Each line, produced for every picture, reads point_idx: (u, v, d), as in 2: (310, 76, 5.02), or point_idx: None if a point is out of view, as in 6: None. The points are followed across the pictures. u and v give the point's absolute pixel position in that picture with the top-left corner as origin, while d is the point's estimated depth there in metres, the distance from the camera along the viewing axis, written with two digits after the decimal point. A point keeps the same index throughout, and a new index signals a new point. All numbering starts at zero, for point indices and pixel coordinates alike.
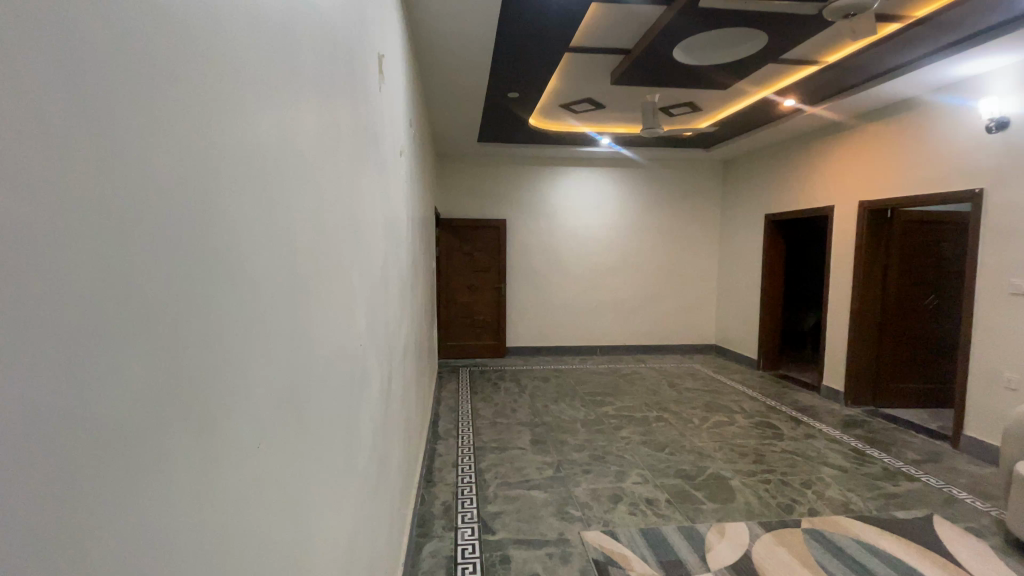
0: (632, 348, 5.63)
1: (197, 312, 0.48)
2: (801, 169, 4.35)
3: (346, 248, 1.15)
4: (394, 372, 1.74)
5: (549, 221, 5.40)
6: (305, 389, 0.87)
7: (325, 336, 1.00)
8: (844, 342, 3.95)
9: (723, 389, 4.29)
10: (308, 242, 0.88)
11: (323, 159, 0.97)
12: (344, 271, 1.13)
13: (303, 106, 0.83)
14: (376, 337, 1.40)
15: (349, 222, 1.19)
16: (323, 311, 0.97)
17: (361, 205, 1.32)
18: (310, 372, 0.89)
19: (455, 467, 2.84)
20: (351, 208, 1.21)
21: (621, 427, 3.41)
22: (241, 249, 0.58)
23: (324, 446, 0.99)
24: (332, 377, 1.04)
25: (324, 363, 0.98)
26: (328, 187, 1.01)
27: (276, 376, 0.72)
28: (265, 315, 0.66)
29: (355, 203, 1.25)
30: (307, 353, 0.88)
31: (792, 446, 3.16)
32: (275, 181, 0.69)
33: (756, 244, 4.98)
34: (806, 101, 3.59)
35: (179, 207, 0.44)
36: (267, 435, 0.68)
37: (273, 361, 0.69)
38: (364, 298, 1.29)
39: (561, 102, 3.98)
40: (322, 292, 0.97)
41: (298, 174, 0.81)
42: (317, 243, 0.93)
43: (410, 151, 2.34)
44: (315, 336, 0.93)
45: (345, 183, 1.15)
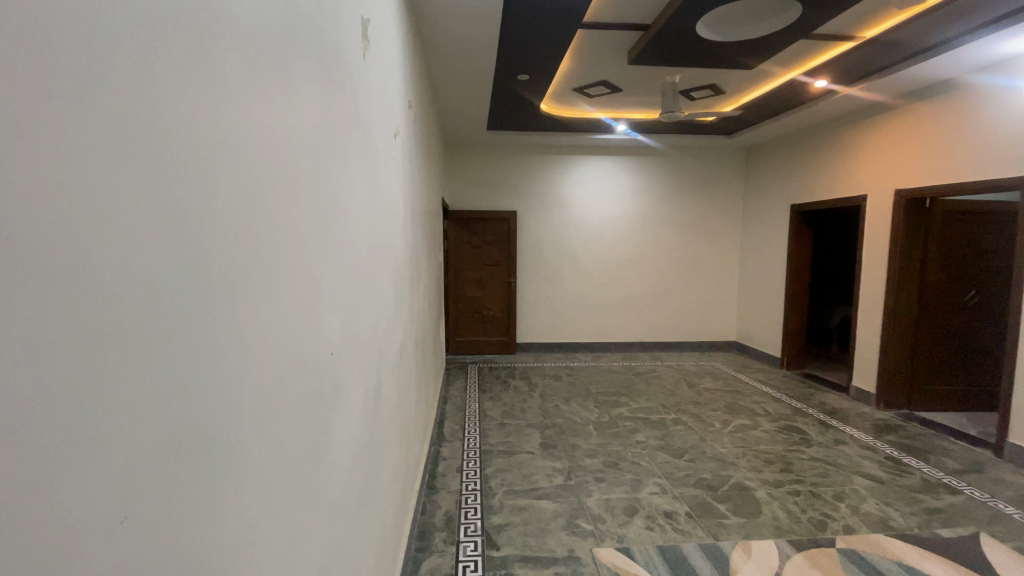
0: (648, 345, 5.42)
1: (56, 325, 0.32)
2: (830, 157, 4.09)
3: (321, 238, 0.98)
4: (384, 378, 1.56)
5: (562, 213, 5.20)
6: (266, 408, 0.70)
7: (293, 342, 0.83)
8: (876, 341, 3.71)
9: (744, 389, 4.07)
10: (272, 235, 0.72)
11: (291, 129, 0.80)
12: (318, 265, 0.96)
13: (259, 60, 0.66)
14: (356, 339, 1.23)
15: (326, 209, 1.02)
16: (289, 313, 0.80)
17: (342, 192, 1.15)
18: (272, 390, 0.73)
19: (460, 473, 2.67)
20: (328, 192, 1.03)
21: (637, 430, 3.22)
22: (145, 230, 0.41)
23: (292, 471, 0.82)
24: (302, 391, 0.87)
25: (290, 375, 0.81)
26: (300, 165, 0.84)
27: (221, 399, 0.55)
28: (192, 322, 0.49)
29: (334, 187, 1.08)
30: (268, 365, 0.70)
31: (821, 453, 2.94)
32: (212, 148, 0.52)
33: (781, 237, 4.73)
34: (838, 82, 3.34)
35: (29, 167, 0.29)
36: (203, 476, 0.52)
37: (210, 380, 0.53)
38: (341, 296, 1.11)
39: (574, 86, 3.77)
40: (289, 290, 0.80)
41: (252, 144, 0.63)
42: (283, 233, 0.77)
43: (407, 135, 2.16)
44: (280, 344, 0.76)
45: (321, 162, 0.98)
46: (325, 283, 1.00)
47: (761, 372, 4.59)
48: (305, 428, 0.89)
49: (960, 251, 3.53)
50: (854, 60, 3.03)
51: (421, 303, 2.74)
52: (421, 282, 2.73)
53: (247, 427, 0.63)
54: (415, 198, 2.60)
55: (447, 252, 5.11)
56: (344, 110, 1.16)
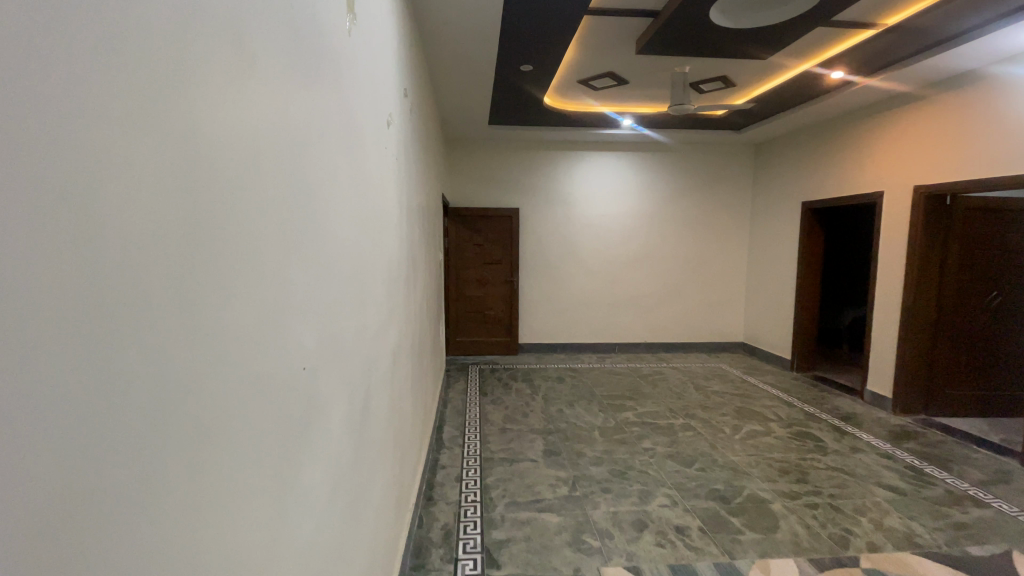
0: (654, 346, 5.29)
1: None
2: (845, 152, 3.94)
3: (297, 234, 0.84)
4: (373, 388, 1.43)
5: (565, 210, 5.06)
6: (226, 439, 0.57)
7: (265, 357, 0.69)
8: (892, 343, 3.57)
9: (755, 393, 3.93)
10: (237, 232, 0.60)
11: (257, 103, 0.66)
12: (293, 265, 0.82)
13: (212, 11, 0.52)
14: (338, 348, 1.09)
15: (304, 201, 0.88)
16: (259, 323, 0.66)
17: (324, 183, 1.01)
18: (235, 418, 0.59)
19: (459, 483, 2.54)
20: (307, 181, 0.89)
21: (644, 437, 3.08)
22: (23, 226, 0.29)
23: (266, 513, 0.69)
24: (274, 411, 0.73)
25: (261, 396, 0.67)
26: (269, 146, 0.70)
27: (142, 442, 0.42)
28: (92, 343, 0.36)
29: (315, 174, 0.94)
30: (229, 390, 0.57)
31: (838, 462, 2.81)
32: (127, 108, 0.39)
33: (792, 236, 4.58)
34: (856, 73, 3.19)
35: None
36: (116, 552, 0.38)
37: (122, 420, 0.39)
38: (321, 300, 0.98)
39: (579, 78, 3.63)
40: (257, 293, 0.66)
41: (197, 113, 0.50)
42: (253, 228, 0.64)
43: (401, 124, 2.02)
44: (246, 360, 0.62)
45: (298, 146, 0.84)
46: (302, 287, 0.87)
47: (771, 374, 4.45)
48: (280, 455, 0.75)
49: (981, 250, 3.39)
50: (875, 50, 2.88)
51: (419, 304, 2.60)
52: (419, 283, 2.60)
53: (191, 470, 0.49)
54: (412, 193, 2.46)
55: (447, 251, 4.98)
56: (325, 91, 1.02)
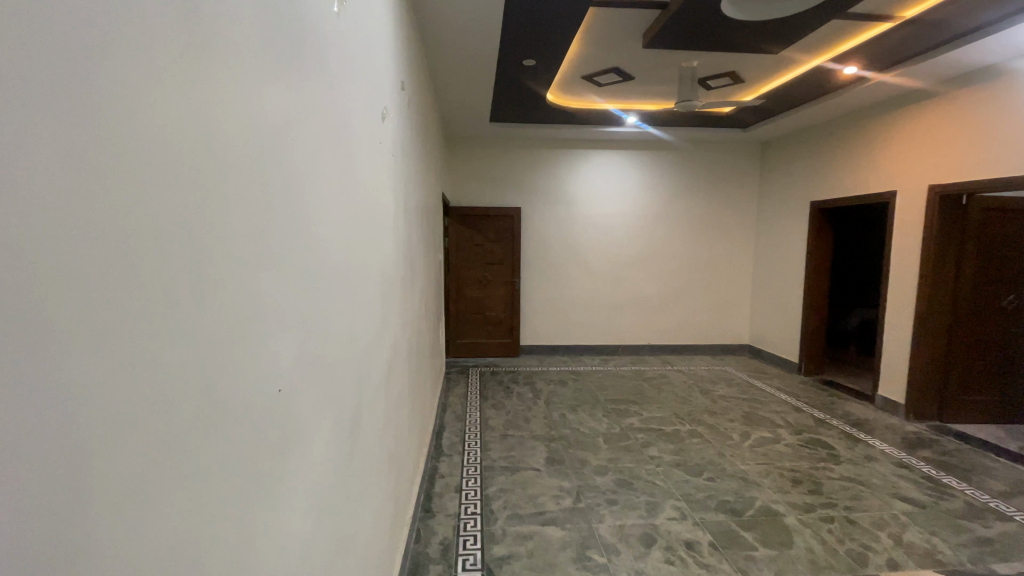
0: (658, 349, 5.19)
1: None
2: (856, 150, 3.83)
3: (276, 236, 0.74)
4: (364, 401, 1.33)
5: (568, 209, 4.96)
6: (175, 485, 0.47)
7: (234, 379, 0.59)
8: (905, 347, 3.46)
9: (762, 397, 3.83)
10: (196, 236, 0.50)
11: (222, 82, 0.55)
12: (271, 271, 0.72)
13: None
14: (324, 361, 0.99)
15: (286, 198, 0.78)
16: (225, 341, 0.56)
17: (310, 178, 0.91)
18: (188, 459, 0.49)
19: (459, 493, 2.44)
20: (289, 176, 0.79)
21: (650, 444, 2.98)
22: None
23: (234, 561, 0.59)
24: (246, 440, 0.63)
25: (228, 426, 0.58)
26: (239, 134, 0.60)
27: (53, 506, 0.33)
28: None
29: (299, 168, 0.84)
30: (177, 424, 0.47)
31: (852, 472, 2.70)
32: (17, 75, 0.29)
33: (800, 236, 4.48)
34: (870, 67, 3.09)
35: None
36: None
37: (11, 488, 0.29)
38: (305, 309, 0.88)
39: (583, 74, 3.53)
40: (222, 305, 0.56)
41: (126, 86, 0.40)
42: (218, 232, 0.55)
43: (398, 118, 1.92)
44: (205, 386, 0.52)
45: (278, 136, 0.74)
46: (282, 296, 0.77)
47: (778, 378, 4.35)
48: (254, 490, 0.66)
49: (998, 251, 3.29)
50: (891, 44, 2.78)
51: (417, 306, 2.50)
52: (417, 285, 2.50)
53: (117, 533, 0.39)
54: (410, 191, 2.36)
55: (447, 251, 4.88)
56: (312, 77, 0.92)
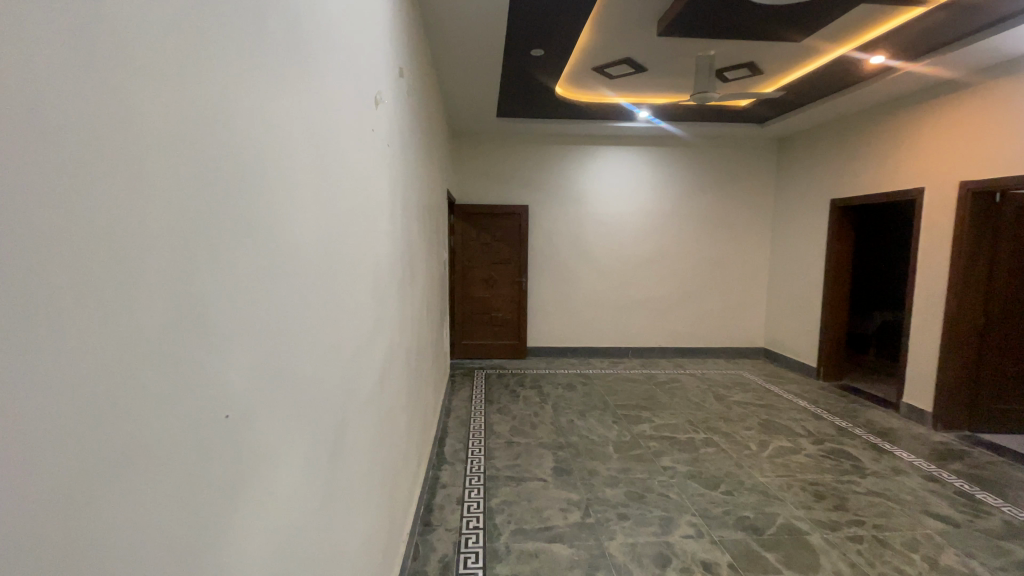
0: (669, 351, 5.03)
1: None
2: (881, 145, 3.66)
3: (223, 225, 0.60)
4: (349, 416, 1.19)
5: (577, 207, 4.82)
6: (24, 571, 0.33)
7: (141, 411, 0.45)
8: (933, 353, 3.29)
9: (780, 404, 3.67)
10: (98, 232, 0.39)
11: (126, 25, 0.43)
12: (216, 270, 0.58)
13: None
14: (291, 375, 0.85)
15: (238, 181, 0.63)
16: (122, 360, 0.42)
17: (274, 160, 0.76)
18: (49, 531, 0.35)
19: (460, 505, 2.31)
20: (243, 155, 0.65)
21: (662, 453, 2.84)
22: None
23: None
24: (168, 487, 0.49)
25: (127, 473, 0.43)
26: (152, 87, 0.46)
27: None
28: None
29: (259, 147, 0.70)
30: (26, 488, 0.33)
31: (879, 486, 2.54)
32: None
33: (819, 236, 4.30)
34: (898, 57, 2.92)
35: None
36: None
37: None
38: (265, 315, 0.74)
39: (593, 66, 3.39)
40: (117, 313, 0.42)
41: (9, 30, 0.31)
42: (138, 224, 0.44)
43: (396, 107, 1.79)
44: (80, 426, 0.38)
45: (225, 103, 0.60)
46: (233, 302, 0.63)
47: (795, 383, 4.18)
48: (183, 547, 0.52)
49: None
50: (923, 31, 2.61)
51: (418, 309, 2.36)
52: (418, 286, 2.37)
53: None
54: (411, 186, 2.22)
55: (453, 250, 4.75)
56: (276, 41, 0.77)
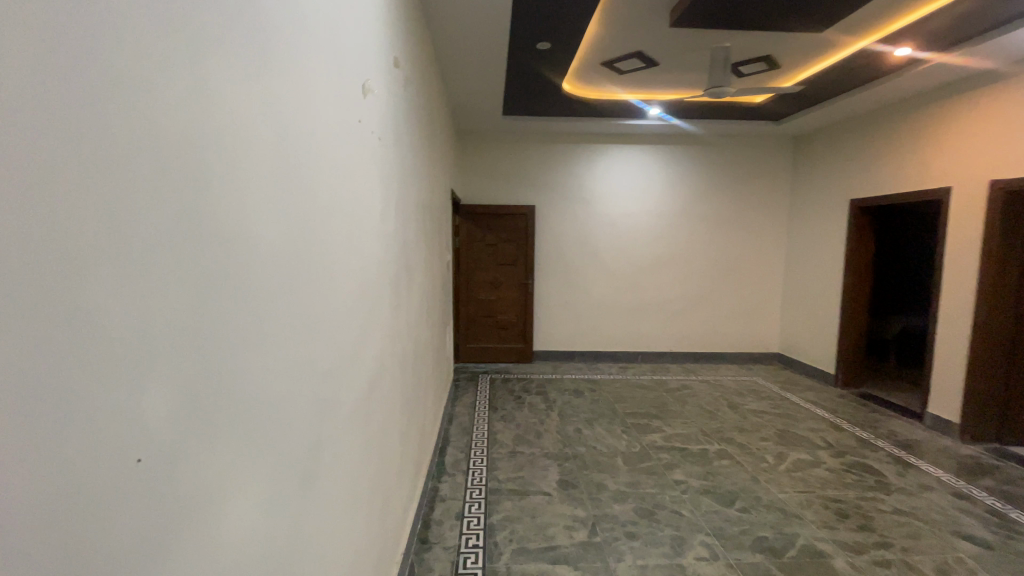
0: (680, 356, 4.87)
1: None
2: (905, 143, 3.50)
3: (152, 220, 0.47)
4: (327, 435, 1.07)
5: (585, 208, 4.68)
6: None
7: (18, 471, 0.33)
8: (961, 361, 3.12)
9: (797, 413, 3.51)
10: None
11: None
12: (139, 277, 0.45)
13: None
14: (256, 400, 0.73)
15: (175, 167, 0.51)
16: None
17: (231, 145, 0.64)
18: None
19: (460, 521, 2.19)
20: (183, 133, 0.52)
21: (674, 466, 2.70)
22: None
23: None
24: (62, 566, 0.37)
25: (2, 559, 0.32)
26: (16, 24, 0.33)
27: None
28: None
29: (209, 128, 0.57)
30: None
31: (906, 504, 2.39)
32: None
33: (837, 237, 4.13)
34: (926, 48, 2.78)
35: None
36: None
37: None
38: (220, 330, 0.61)
39: (602, 61, 3.27)
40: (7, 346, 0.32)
41: None
42: (22, 236, 0.33)
43: (389, 99, 1.67)
44: None
45: (150, 67, 0.47)
46: (169, 318, 0.50)
47: (811, 391, 4.01)
48: None
49: None
50: (953, 20, 2.45)
51: (416, 314, 2.25)
52: (416, 288, 2.25)
53: None
54: (409, 183, 2.10)
55: (458, 252, 4.64)
56: (232, 6, 0.65)
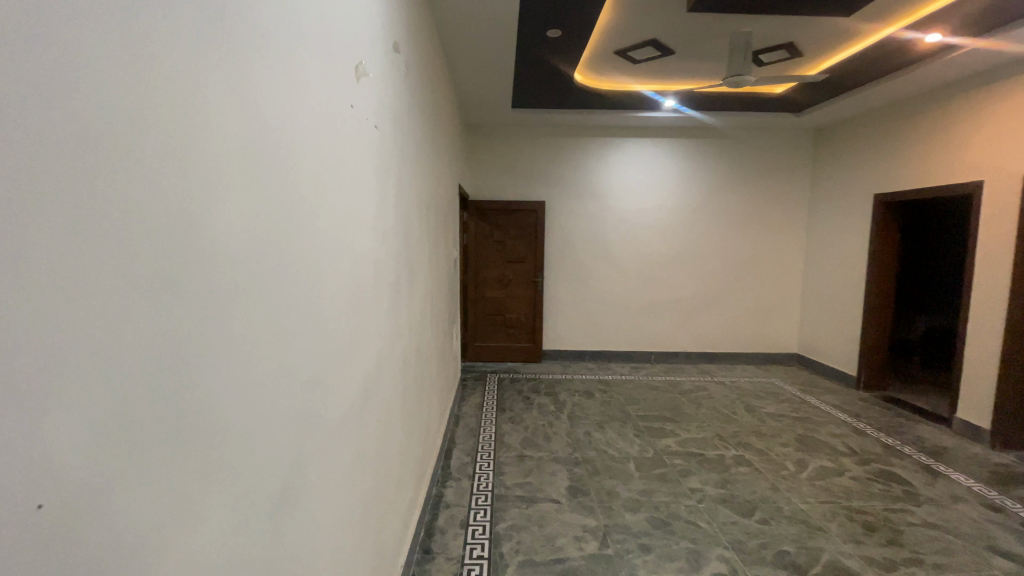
0: (694, 356, 4.74)
1: None
2: (934, 135, 3.33)
3: (47, 210, 0.38)
4: (314, 448, 0.98)
5: (598, 203, 4.56)
6: None
7: None
8: (992, 364, 2.96)
9: (817, 417, 3.37)
10: None
11: None
12: (6, 278, 0.35)
13: None
14: (216, 418, 0.63)
15: (84, 145, 0.41)
16: None
17: (176, 118, 0.54)
18: None
19: (464, 529, 2.10)
20: (86, 99, 0.42)
21: (689, 472, 2.58)
22: None
23: None
24: None
25: None
26: None
27: None
28: None
29: (134, 96, 0.47)
30: None
31: (937, 517, 2.25)
32: None
33: (860, 234, 3.97)
34: (958, 34, 2.62)
35: None
36: None
37: None
38: (153, 339, 0.51)
39: (615, 51, 3.14)
40: None
41: None
42: None
43: (388, 85, 1.56)
44: None
45: (39, 15, 0.38)
46: (79, 331, 0.41)
47: (831, 393, 3.87)
48: None
49: None
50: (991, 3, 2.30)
51: (419, 313, 2.15)
52: (419, 286, 2.16)
53: None
54: (412, 175, 2.00)
55: (466, 248, 4.54)
56: None
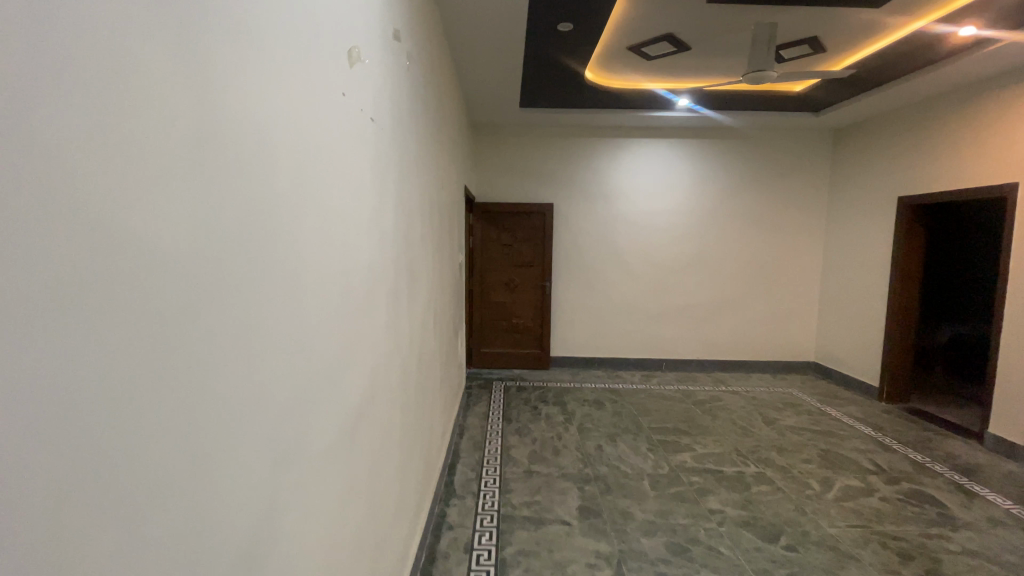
0: (707, 364, 4.58)
1: None
2: (964, 135, 3.17)
3: None
4: (295, 490, 0.84)
5: (608, 205, 4.42)
6: None
7: None
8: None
9: (840, 430, 3.21)
10: None
11: None
12: None
13: None
14: (163, 475, 0.49)
15: None
16: None
17: (85, 84, 0.40)
18: None
19: (468, 555, 1.95)
20: None
21: (708, 491, 2.43)
22: None
23: None
24: None
25: None
26: None
27: None
28: None
29: (44, 64, 0.36)
30: None
31: (976, 543, 2.09)
32: None
33: (883, 238, 3.80)
34: (996, 26, 2.47)
35: None
36: None
37: None
38: (44, 388, 0.36)
39: (628, 47, 3.01)
40: None
41: None
42: None
43: (386, 76, 1.43)
44: None
45: None
46: None
47: (853, 405, 3.70)
48: None
49: None
50: None
51: (421, 323, 2.02)
52: (421, 293, 2.02)
53: None
54: (414, 175, 1.86)
55: (472, 252, 4.41)
56: None
